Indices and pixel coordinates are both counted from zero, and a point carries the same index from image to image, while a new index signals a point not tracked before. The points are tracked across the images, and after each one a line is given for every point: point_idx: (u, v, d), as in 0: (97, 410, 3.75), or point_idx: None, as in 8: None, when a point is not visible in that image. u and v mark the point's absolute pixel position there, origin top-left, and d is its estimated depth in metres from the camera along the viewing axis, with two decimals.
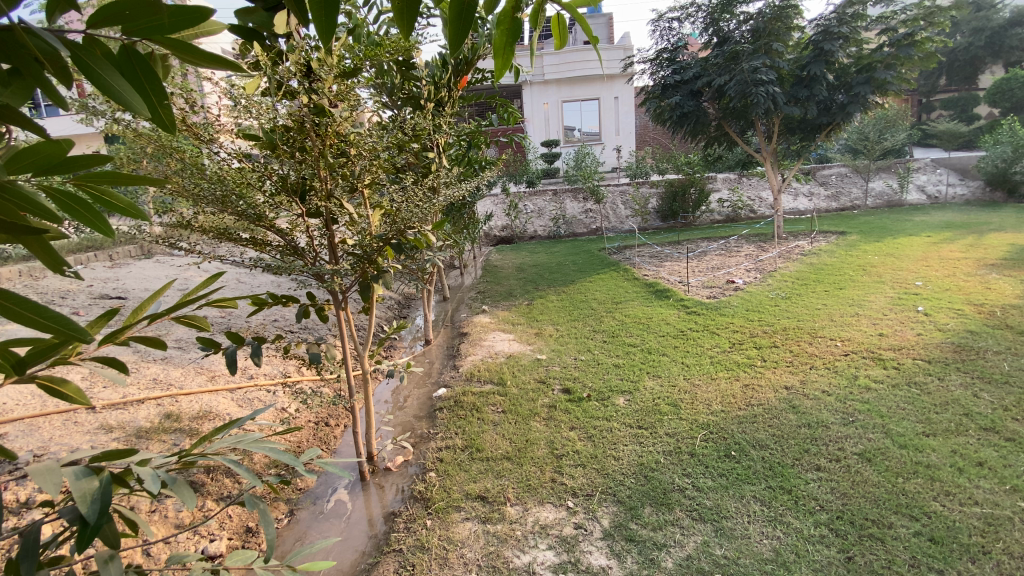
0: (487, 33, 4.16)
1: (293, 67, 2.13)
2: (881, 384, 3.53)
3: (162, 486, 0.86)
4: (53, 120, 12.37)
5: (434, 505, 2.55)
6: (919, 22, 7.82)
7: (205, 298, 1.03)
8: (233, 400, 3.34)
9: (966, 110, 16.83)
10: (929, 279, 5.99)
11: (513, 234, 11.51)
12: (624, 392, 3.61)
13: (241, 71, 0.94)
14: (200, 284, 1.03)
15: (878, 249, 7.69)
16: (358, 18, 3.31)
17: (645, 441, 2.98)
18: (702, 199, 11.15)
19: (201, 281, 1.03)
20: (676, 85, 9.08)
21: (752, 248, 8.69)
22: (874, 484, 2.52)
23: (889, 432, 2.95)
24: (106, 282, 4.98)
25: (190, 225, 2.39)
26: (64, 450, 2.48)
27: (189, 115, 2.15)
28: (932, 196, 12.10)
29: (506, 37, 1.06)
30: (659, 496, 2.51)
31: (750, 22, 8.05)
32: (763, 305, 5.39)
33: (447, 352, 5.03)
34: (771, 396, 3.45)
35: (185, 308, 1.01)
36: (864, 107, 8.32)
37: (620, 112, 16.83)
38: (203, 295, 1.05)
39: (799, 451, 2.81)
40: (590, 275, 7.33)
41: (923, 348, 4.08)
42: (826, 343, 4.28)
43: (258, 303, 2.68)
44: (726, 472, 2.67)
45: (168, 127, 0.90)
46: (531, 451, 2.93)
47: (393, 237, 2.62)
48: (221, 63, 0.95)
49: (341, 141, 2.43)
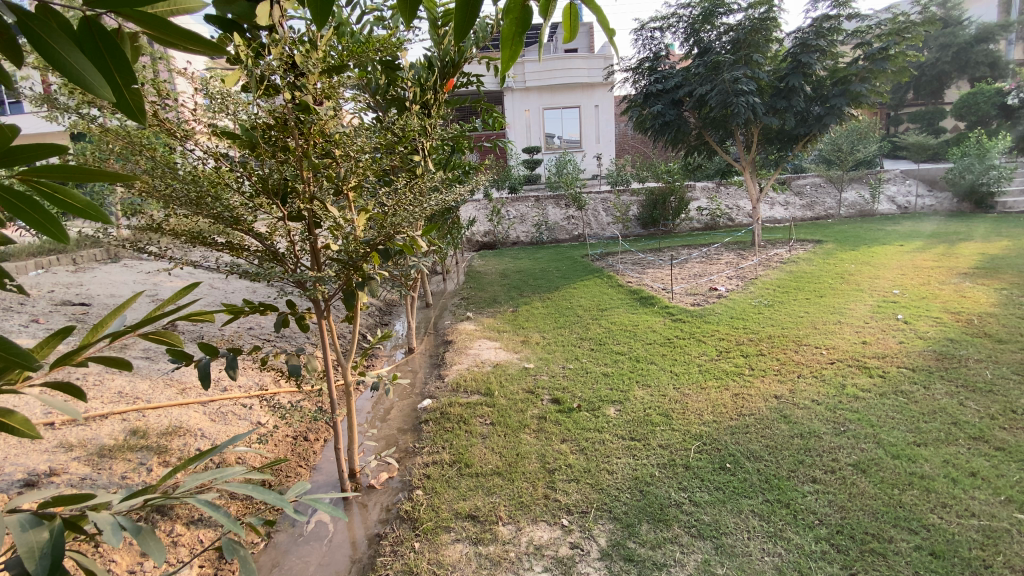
0: (475, 35, 4.08)
1: (275, 61, 2.04)
2: (869, 393, 3.52)
3: (125, 536, 0.73)
4: (14, 117, 11.83)
5: (422, 526, 2.42)
6: (893, 37, 8.00)
7: (174, 313, 0.92)
8: (205, 414, 3.15)
9: (932, 124, 17.46)
10: (906, 287, 6.10)
11: (495, 240, 11.42)
12: (615, 402, 3.54)
13: (222, 53, 0.86)
14: (170, 296, 0.92)
15: (855, 257, 7.83)
16: (341, 15, 3.18)
17: (639, 454, 2.90)
18: (682, 207, 11.24)
19: (172, 292, 0.92)
20: (658, 94, 9.15)
21: (732, 256, 8.76)
22: (871, 496, 2.49)
23: (881, 442, 2.93)
24: (68, 288, 4.70)
25: (160, 228, 2.23)
26: (18, 471, 2.28)
27: (161, 111, 2.01)
28: (902, 207, 12.45)
29: (515, 28, 0.98)
30: (657, 512, 2.43)
31: (730, 33, 8.13)
32: (746, 313, 5.40)
33: (431, 361, 4.90)
34: (762, 405, 3.41)
35: (153, 324, 0.90)
36: (840, 118, 8.49)
37: (601, 120, 17.00)
38: (173, 310, 0.94)
39: (794, 463, 2.77)
40: (573, 282, 7.27)
41: (906, 356, 4.11)
42: (812, 351, 4.29)
43: (234, 311, 2.52)
44: (722, 485, 2.60)
45: (137, 115, 0.83)
46: (522, 466, 2.83)
47: (381, 243, 2.46)
48: (200, 45, 0.87)
49: (326, 141, 2.32)
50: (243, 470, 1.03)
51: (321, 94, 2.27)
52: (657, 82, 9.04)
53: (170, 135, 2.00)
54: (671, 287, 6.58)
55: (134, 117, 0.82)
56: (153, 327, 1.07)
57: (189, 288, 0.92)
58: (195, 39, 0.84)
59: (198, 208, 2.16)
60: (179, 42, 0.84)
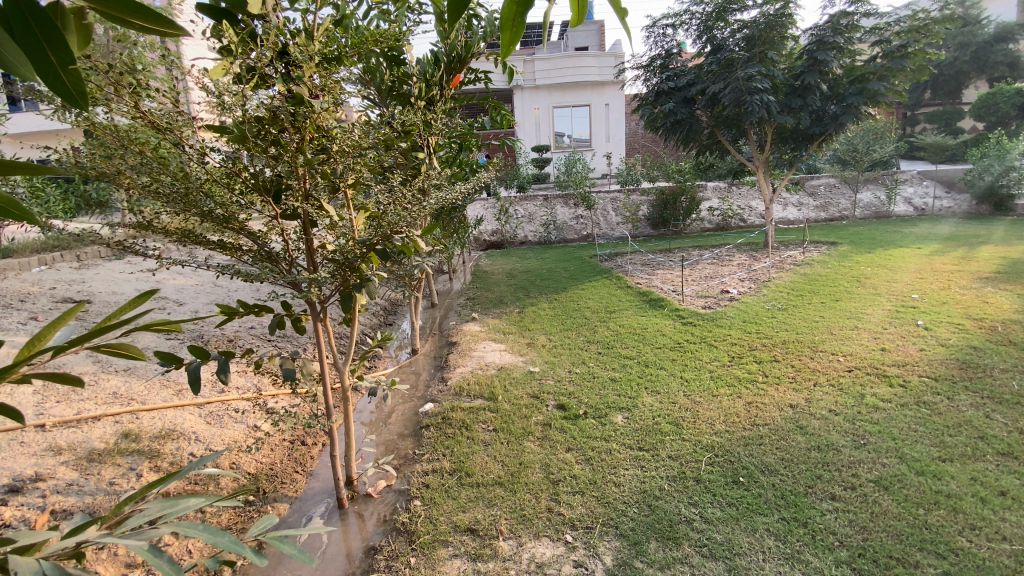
0: (481, 30, 3.97)
1: (267, 52, 1.94)
2: (889, 404, 3.36)
3: None
4: (19, 116, 11.86)
5: (418, 540, 2.31)
6: (913, 34, 7.79)
7: (127, 324, 0.81)
8: (200, 417, 3.06)
9: (950, 124, 17.12)
10: (925, 291, 5.89)
11: (502, 239, 11.33)
12: (622, 409, 3.41)
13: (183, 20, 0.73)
14: (122, 307, 0.81)
15: (872, 260, 7.61)
16: (345, 7, 3.08)
17: (647, 465, 2.78)
18: (693, 207, 11.08)
19: (126, 302, 0.81)
20: (669, 92, 8.98)
21: (744, 258, 8.56)
22: (895, 516, 2.35)
23: (904, 457, 2.78)
24: (70, 285, 4.66)
25: (151, 227, 2.15)
26: (2, 476, 2.21)
27: (150, 106, 1.92)
28: (919, 208, 12.17)
29: (516, 7, 0.87)
30: (666, 529, 2.31)
31: (744, 31, 7.94)
32: (759, 317, 5.24)
33: (435, 363, 4.79)
34: (777, 415, 3.26)
35: (106, 335, 0.80)
36: (857, 117, 8.26)
37: (611, 119, 16.83)
38: (127, 318, 0.83)
39: (811, 478, 2.63)
40: (581, 282, 7.15)
41: (927, 365, 3.94)
42: (828, 358, 4.13)
43: (227, 312, 2.43)
44: (735, 501, 2.47)
45: (78, 102, 0.72)
46: (525, 476, 2.71)
47: (378, 243, 2.34)
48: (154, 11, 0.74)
49: (322, 136, 2.21)
50: (200, 504, 0.91)
51: (318, 87, 2.16)
52: (668, 80, 8.87)
53: (158, 129, 1.91)
54: (682, 288, 6.44)
55: (75, 104, 0.71)
56: (112, 339, 0.95)
57: (147, 296, 0.82)
58: (158, 18, 0.80)
59: (186, 205, 2.07)
60: (130, 18, 0.78)
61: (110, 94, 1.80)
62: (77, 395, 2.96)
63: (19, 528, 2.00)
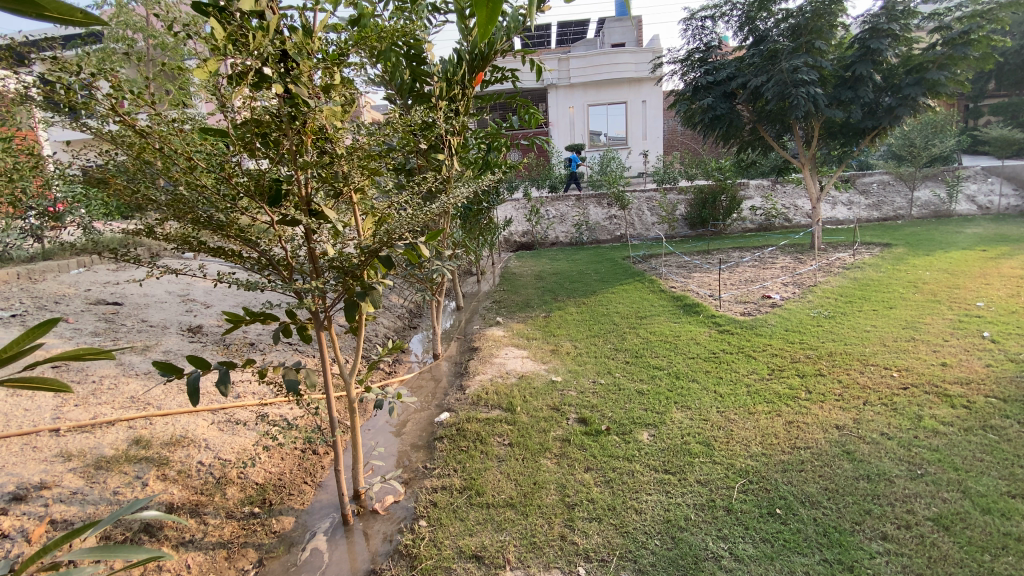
0: (504, 26, 3.76)
1: (267, 52, 1.85)
2: (951, 428, 3.00)
3: None
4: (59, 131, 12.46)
5: (420, 565, 2.19)
6: (976, 19, 7.15)
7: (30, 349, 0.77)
8: (213, 423, 3.03)
9: (1016, 116, 15.85)
10: (992, 299, 5.34)
11: (533, 240, 11.14)
12: (648, 426, 3.18)
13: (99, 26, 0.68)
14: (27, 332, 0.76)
15: (931, 263, 7.02)
16: (365, 8, 3.01)
17: (672, 491, 2.56)
18: (733, 206, 10.59)
19: (35, 327, 0.77)
20: (708, 87, 8.46)
21: (788, 260, 8.07)
22: (957, 563, 2.05)
23: (967, 491, 2.45)
24: (104, 287, 4.76)
25: (150, 234, 2.10)
26: (9, 484, 2.22)
27: (134, 110, 1.85)
28: (984, 207, 11.25)
29: (484, 22, 0.73)
30: (690, 565, 2.10)
31: (789, 20, 7.51)
32: (804, 325, 4.88)
33: (456, 369, 4.66)
34: (821, 437, 2.96)
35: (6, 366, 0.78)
36: (914, 110, 7.63)
37: (648, 116, 16.35)
38: (33, 341, 0.78)
39: (859, 513, 2.34)
40: (612, 285, 6.90)
41: (994, 383, 3.52)
42: (879, 373, 3.76)
43: (232, 320, 2.37)
44: (770, 536, 2.23)
45: None
46: (539, 498, 2.54)
47: (380, 249, 2.21)
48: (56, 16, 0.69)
49: (324, 138, 2.12)
50: (140, 553, 0.95)
51: (318, 87, 2.07)
52: (707, 74, 8.43)
53: (140, 136, 1.85)
54: (719, 293, 6.08)
55: None
56: (23, 374, 0.87)
57: (46, 325, 0.77)
58: (60, 5, 0.69)
59: (180, 211, 2.01)
60: (26, 8, 0.70)
61: (86, 97, 1.76)
62: (95, 398, 2.98)
63: (15, 540, 2.01)
